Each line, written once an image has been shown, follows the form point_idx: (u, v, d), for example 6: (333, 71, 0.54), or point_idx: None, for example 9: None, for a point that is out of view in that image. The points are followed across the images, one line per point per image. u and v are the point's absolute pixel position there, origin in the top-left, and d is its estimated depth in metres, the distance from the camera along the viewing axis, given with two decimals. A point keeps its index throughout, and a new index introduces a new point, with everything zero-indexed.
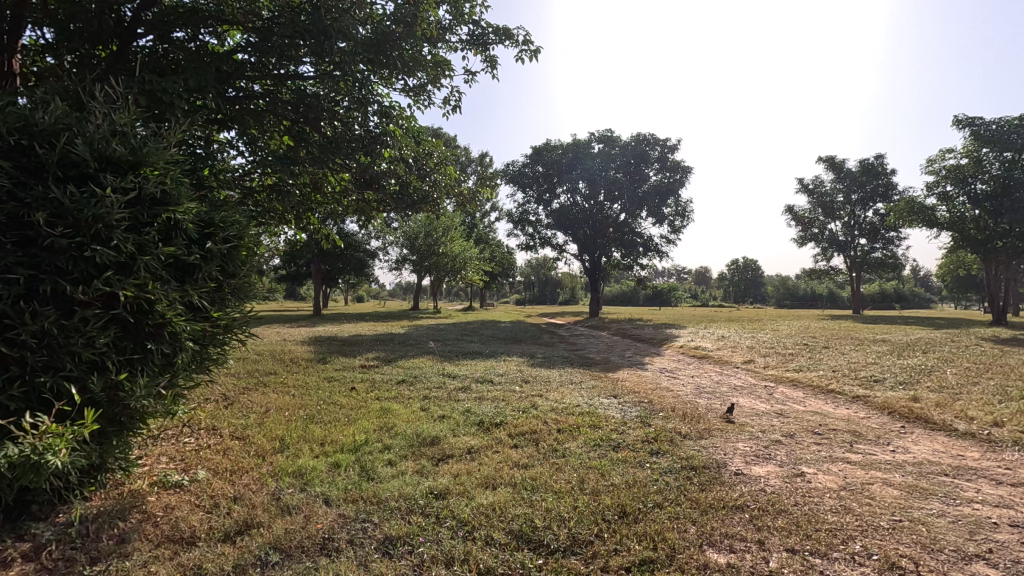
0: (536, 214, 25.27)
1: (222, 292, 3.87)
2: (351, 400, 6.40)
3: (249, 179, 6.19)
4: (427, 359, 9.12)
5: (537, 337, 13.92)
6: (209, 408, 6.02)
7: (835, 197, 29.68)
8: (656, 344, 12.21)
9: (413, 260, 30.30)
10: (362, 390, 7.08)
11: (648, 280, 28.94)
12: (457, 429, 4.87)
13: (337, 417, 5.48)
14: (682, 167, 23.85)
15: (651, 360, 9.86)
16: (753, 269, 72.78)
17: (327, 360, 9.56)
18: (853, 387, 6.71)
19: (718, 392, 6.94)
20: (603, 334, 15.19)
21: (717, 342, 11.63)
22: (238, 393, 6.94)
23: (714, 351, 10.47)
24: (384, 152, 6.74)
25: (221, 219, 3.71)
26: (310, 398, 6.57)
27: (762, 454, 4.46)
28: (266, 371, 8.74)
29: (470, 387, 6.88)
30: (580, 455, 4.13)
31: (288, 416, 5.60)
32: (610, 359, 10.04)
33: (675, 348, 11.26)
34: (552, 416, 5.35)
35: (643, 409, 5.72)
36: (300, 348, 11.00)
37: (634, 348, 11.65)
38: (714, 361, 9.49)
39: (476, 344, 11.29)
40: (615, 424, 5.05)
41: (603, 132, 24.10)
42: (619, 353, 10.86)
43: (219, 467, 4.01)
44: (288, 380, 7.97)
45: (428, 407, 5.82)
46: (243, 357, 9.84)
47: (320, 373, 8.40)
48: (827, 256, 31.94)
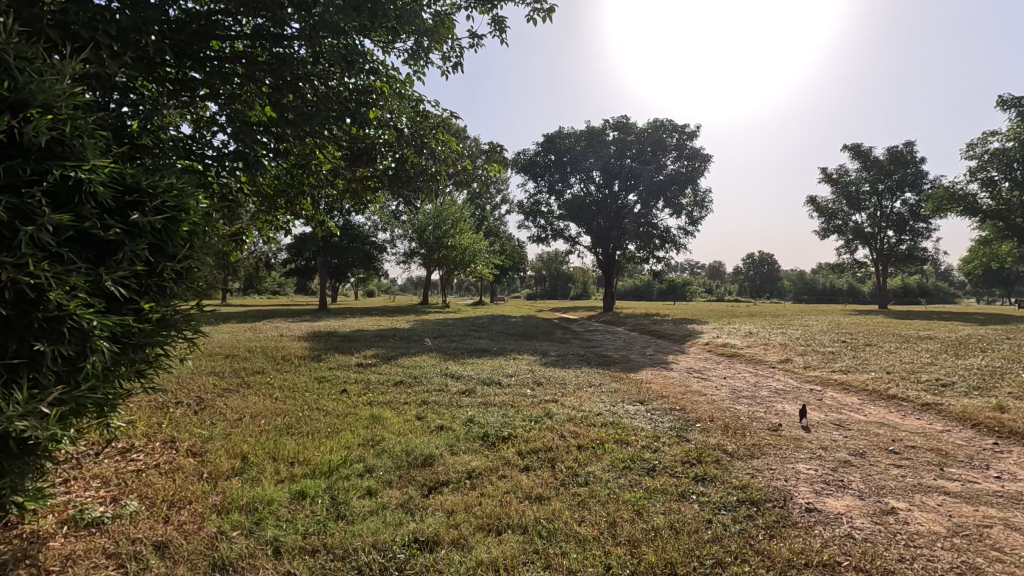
0: (548, 205, 24.38)
1: (158, 277, 3.07)
2: (338, 405, 5.61)
3: (221, 152, 5.40)
4: (431, 358, 8.31)
5: (549, 332, 13.09)
6: (176, 414, 5.29)
7: (860, 188, 28.40)
8: (679, 340, 11.33)
9: (422, 253, 29.50)
10: (354, 392, 6.32)
11: (664, 274, 27.96)
12: (457, 444, 4.05)
13: (316, 428, 4.70)
14: (702, 155, 22.77)
15: (676, 359, 8.99)
16: (769, 263, 71.22)
17: (322, 357, 8.81)
18: (918, 392, 5.80)
19: (758, 397, 6.07)
20: (620, 330, 14.30)
21: (746, 339, 10.73)
22: (215, 397, 6.21)
23: (744, 348, 9.58)
24: (373, 114, 5.75)
25: (152, 184, 2.90)
26: (294, 403, 5.82)
27: (834, 481, 3.58)
28: (255, 370, 8.05)
29: (475, 390, 6.06)
30: (607, 483, 3.30)
31: (261, 426, 4.83)
32: (631, 357, 9.16)
33: (700, 346, 10.38)
34: (570, 427, 4.52)
35: (677, 420, 4.86)
36: (295, 344, 10.27)
37: (655, 345, 10.77)
38: (746, 360, 8.59)
39: (485, 341, 10.46)
40: (646, 440, 4.20)
41: (619, 120, 23.11)
42: (639, 351, 10.01)
43: (158, 494, 3.23)
44: (276, 381, 7.25)
45: (425, 415, 5.01)
46: (232, 356, 9.14)
47: (312, 373, 7.65)
48: (851, 248, 30.63)
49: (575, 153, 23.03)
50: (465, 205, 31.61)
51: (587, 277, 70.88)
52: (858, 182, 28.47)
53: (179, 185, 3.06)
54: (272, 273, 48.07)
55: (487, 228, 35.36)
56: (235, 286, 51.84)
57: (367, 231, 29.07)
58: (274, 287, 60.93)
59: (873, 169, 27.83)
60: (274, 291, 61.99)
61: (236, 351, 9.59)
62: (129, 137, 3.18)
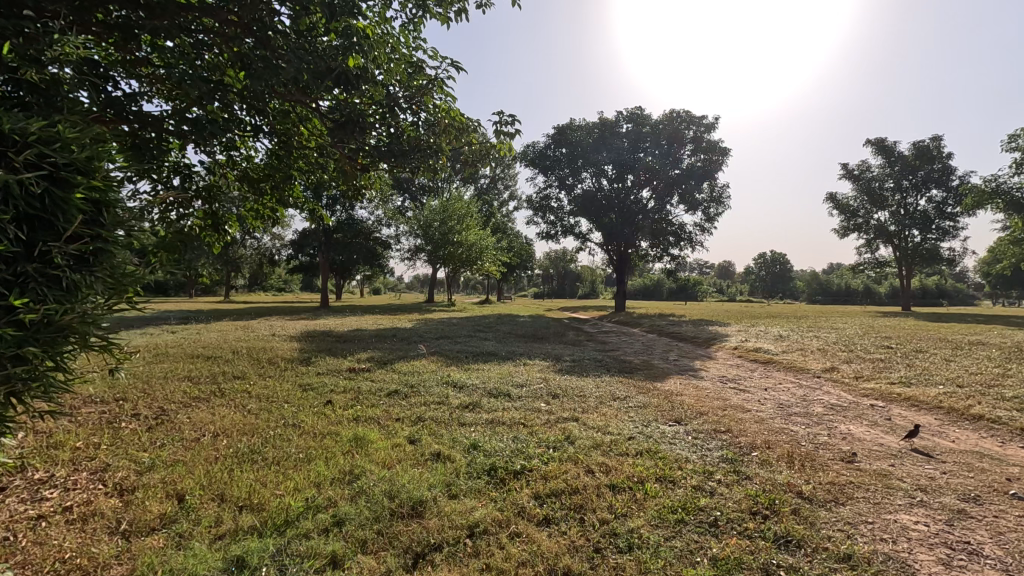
0: (559, 200, 23.43)
1: (45, 261, 2.24)
2: (318, 421, 4.76)
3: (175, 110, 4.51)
4: (432, 363, 7.43)
5: (560, 333, 12.22)
6: (123, 432, 4.43)
7: (882, 185, 27.30)
8: (702, 343, 10.42)
9: (427, 249, 28.65)
10: (339, 404, 5.45)
11: (678, 274, 26.95)
12: (456, 482, 3.16)
13: (285, 452, 3.85)
14: (720, 148, 21.68)
15: (704, 366, 8.08)
16: (781, 263, 69.84)
17: (311, 361, 7.94)
18: (1008, 412, 4.87)
19: (813, 415, 5.16)
20: (637, 331, 13.38)
21: (777, 343, 9.81)
22: (179, 408, 5.37)
23: (779, 353, 8.66)
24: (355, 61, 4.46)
25: (22, 128, 2.10)
26: (267, 417, 4.95)
27: (960, 545, 2.67)
28: (234, 375, 7.18)
29: (480, 404, 5.17)
30: (659, 551, 2.40)
31: (219, 449, 3.97)
32: (653, 363, 8.26)
33: (729, 350, 9.45)
34: (598, 458, 3.62)
35: (728, 448, 3.96)
36: (285, 345, 9.45)
37: (678, 349, 9.86)
38: (785, 368, 7.67)
39: (491, 343, 9.58)
40: (696, 478, 3.31)
41: (633, 111, 22.07)
42: (661, 356, 9.10)
43: (45, 557, 2.37)
44: (254, 388, 6.38)
45: (419, 436, 4.13)
46: (213, 359, 8.30)
47: (298, 378, 6.83)
48: (872, 247, 29.45)
49: (588, 146, 22.03)
50: (471, 200, 30.78)
51: (595, 276, 70.01)
52: (880, 178, 27.38)
53: (67, 133, 2.24)
54: (276, 269, 47.62)
55: (494, 224, 34.43)
56: (240, 281, 51.65)
57: (371, 226, 28.20)
58: (279, 284, 60.54)
59: (897, 165, 26.73)
60: (280, 287, 61.81)
61: (218, 352, 8.76)
62: (7, 68, 2.38)
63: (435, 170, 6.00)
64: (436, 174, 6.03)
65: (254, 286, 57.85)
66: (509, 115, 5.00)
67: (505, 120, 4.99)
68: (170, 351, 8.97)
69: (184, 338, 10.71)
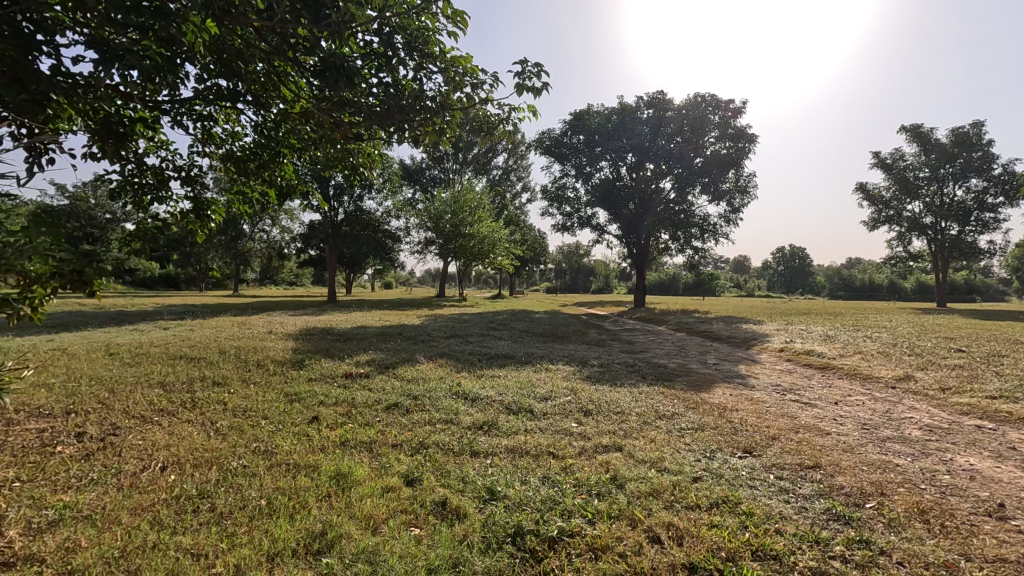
0: (575, 189, 22.37)
1: None
2: (297, 446, 3.86)
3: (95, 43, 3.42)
4: (441, 367, 6.51)
5: (581, 332, 11.21)
6: (51, 462, 3.53)
7: (916, 174, 25.93)
8: (741, 344, 9.38)
9: (438, 242, 27.78)
10: (327, 421, 4.51)
11: (700, 268, 25.76)
12: (468, 561, 2.20)
13: (243, 498, 2.92)
14: (747, 134, 20.48)
15: (751, 373, 7.05)
16: (801, 257, 67.95)
17: (303, 364, 7.01)
18: None
19: (913, 441, 4.14)
20: (664, 330, 12.37)
21: (827, 345, 8.73)
22: (136, 424, 4.49)
23: (836, 357, 7.58)
24: None
25: None
26: (236, 440, 4.04)
27: None
28: (213, 381, 6.26)
29: (497, 424, 4.22)
30: None
31: (160, 490, 3.05)
32: (693, 369, 7.23)
33: (774, 352, 8.41)
34: (661, 515, 2.63)
35: (828, 497, 2.96)
36: (280, 344, 8.59)
37: (715, 351, 8.82)
38: (847, 375, 6.65)
39: (506, 343, 8.65)
40: (810, 555, 2.30)
41: (653, 95, 20.89)
42: (698, 360, 8.07)
43: None
44: (233, 398, 5.47)
45: (420, 474, 3.18)
46: (196, 360, 7.40)
47: (286, 386, 5.97)
48: (905, 240, 28.00)
49: (607, 132, 20.89)
50: (484, 191, 29.83)
51: (608, 270, 68.79)
52: (913, 168, 26.01)
53: None
54: (287, 263, 47.20)
55: (507, 216, 33.49)
56: (251, 275, 51.33)
57: (380, 218, 27.26)
58: (290, 279, 60.40)
59: (933, 153, 25.32)
60: (292, 281, 61.83)
61: (204, 353, 7.89)
62: None
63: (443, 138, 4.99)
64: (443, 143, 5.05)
65: (267, 278, 57.82)
66: (534, 63, 3.96)
67: (529, 71, 3.97)
68: (151, 352, 8.11)
69: (174, 337, 9.92)
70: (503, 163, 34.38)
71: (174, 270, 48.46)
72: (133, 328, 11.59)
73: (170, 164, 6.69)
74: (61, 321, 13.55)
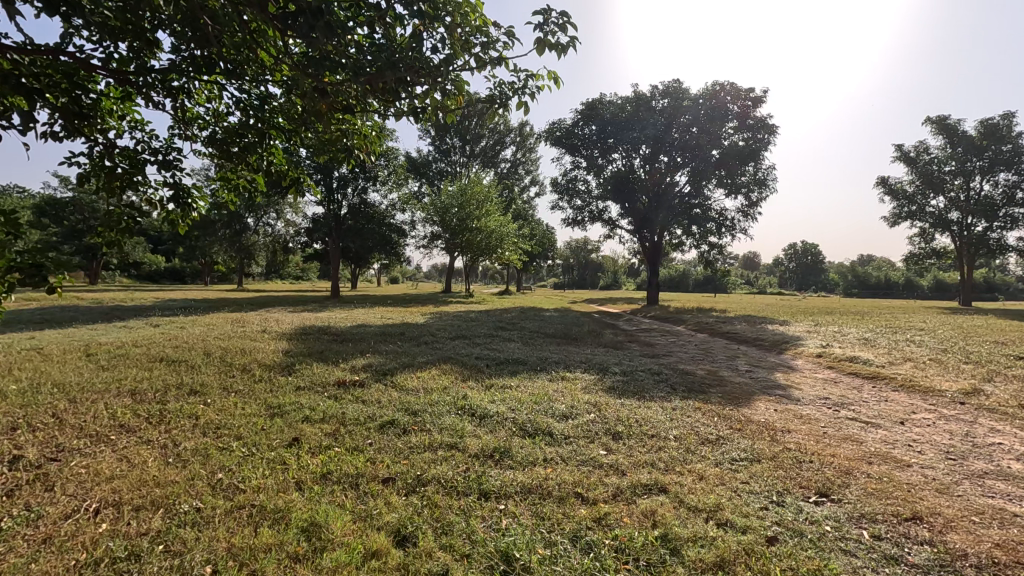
0: (587, 182, 21.61)
1: None
2: (269, 479, 3.19)
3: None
4: (445, 375, 5.81)
5: (595, 333, 10.47)
6: None
7: (941, 168, 24.93)
8: (772, 348, 8.61)
9: (444, 237, 27.14)
10: (309, 444, 3.83)
11: (714, 265, 24.97)
12: None
13: (184, 564, 2.24)
14: (768, 125, 19.61)
15: (791, 383, 6.29)
16: (813, 254, 66.75)
17: (293, 369, 6.35)
18: None
19: (1019, 478, 3.40)
20: (683, 330, 11.61)
21: (869, 350, 7.94)
22: (85, 444, 3.81)
23: (884, 365, 6.81)
24: None
25: None
26: (197, 469, 3.37)
27: None
28: (190, 389, 5.59)
29: (510, 452, 3.53)
30: None
31: (81, 547, 2.38)
32: (726, 379, 6.48)
33: (812, 358, 7.64)
34: None
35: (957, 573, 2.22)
36: (272, 345, 7.94)
37: (745, 356, 8.06)
38: (903, 387, 5.89)
39: (517, 345, 7.97)
40: None
41: (669, 84, 20.02)
42: (729, 366, 7.32)
43: None
44: (208, 410, 4.80)
45: (414, 529, 2.50)
46: (178, 363, 6.76)
47: (270, 395, 5.30)
48: (927, 236, 27.00)
49: (620, 123, 20.09)
50: (491, 184, 29.08)
51: (616, 266, 67.84)
52: (939, 161, 25.01)
53: None
54: (292, 257, 46.62)
55: (515, 210, 32.75)
56: (257, 269, 50.89)
57: (385, 211, 26.52)
58: (296, 272, 60.23)
59: (960, 145, 24.29)
60: (297, 275, 61.34)
61: (187, 355, 7.24)
62: None
63: (447, 109, 4.26)
64: (449, 116, 4.32)
65: (272, 272, 57.30)
66: (559, 13, 3.25)
67: (553, 23, 3.25)
68: (131, 353, 7.47)
69: (161, 336, 9.29)
70: (511, 156, 33.60)
71: (179, 263, 48.09)
72: (121, 325, 10.96)
73: (145, 145, 6.05)
74: (51, 316, 12.94)
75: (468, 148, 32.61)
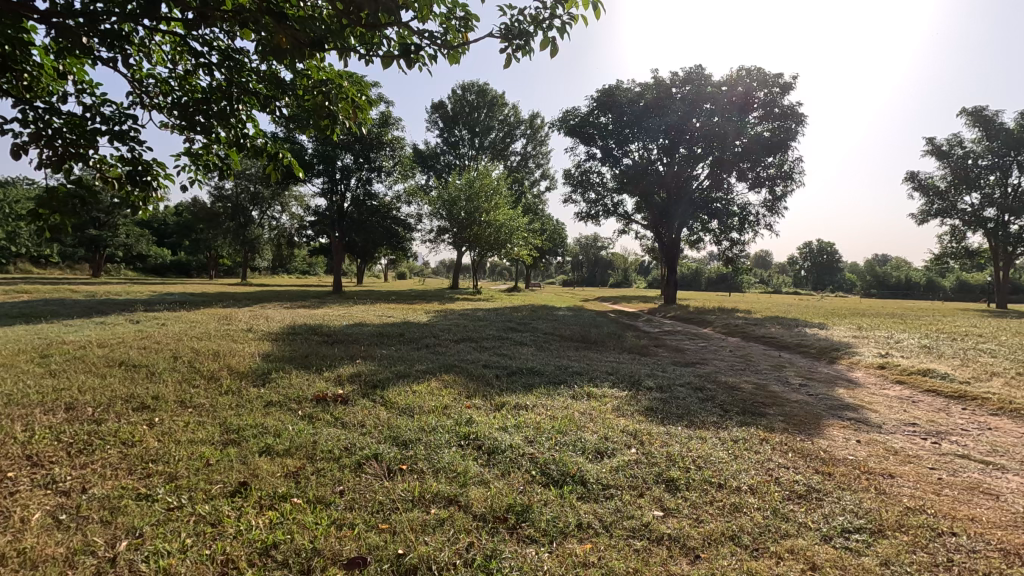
0: (602, 174, 20.56)
1: None
2: (186, 562, 2.20)
3: None
4: (446, 389, 4.84)
5: (615, 335, 9.44)
6: None
7: (975, 163, 23.62)
8: (822, 356, 7.53)
9: (452, 231, 26.22)
10: (260, 495, 2.84)
11: (735, 263, 23.84)
12: None
13: None
14: (797, 114, 18.46)
15: (861, 403, 5.23)
16: (828, 252, 65.27)
17: (268, 379, 5.38)
18: None
19: None
20: (712, 333, 10.54)
21: (938, 360, 6.85)
22: None
23: (968, 381, 5.73)
24: None
25: None
26: (87, 540, 2.36)
27: None
28: (140, 403, 4.63)
29: (532, 516, 2.54)
30: None
31: None
32: (780, 396, 5.45)
33: (873, 369, 6.57)
34: None
35: None
36: (252, 347, 6.99)
37: (793, 366, 7.00)
38: (1005, 411, 4.81)
39: (530, 351, 6.97)
40: None
41: (691, 70, 18.85)
42: (777, 379, 6.27)
43: None
44: (147, 435, 3.81)
45: None
46: (138, 368, 5.82)
47: (231, 415, 4.32)
48: (961, 233, 25.65)
49: (639, 111, 19.02)
50: (501, 177, 28.09)
51: (626, 264, 66.80)
52: (974, 155, 23.65)
53: None
54: (298, 251, 46.07)
55: (525, 205, 31.75)
56: (263, 263, 50.34)
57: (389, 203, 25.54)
58: (303, 267, 60.04)
59: (997, 138, 22.93)
60: (304, 270, 60.81)
61: (153, 358, 6.30)
62: None
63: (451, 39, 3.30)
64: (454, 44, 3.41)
65: (279, 267, 56.79)
66: None
67: None
68: (90, 355, 6.52)
69: (135, 334, 8.37)
70: (521, 149, 32.61)
71: (184, 257, 47.47)
72: (98, 321, 10.11)
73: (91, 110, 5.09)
74: (31, 310, 12.08)
75: (477, 140, 31.63)
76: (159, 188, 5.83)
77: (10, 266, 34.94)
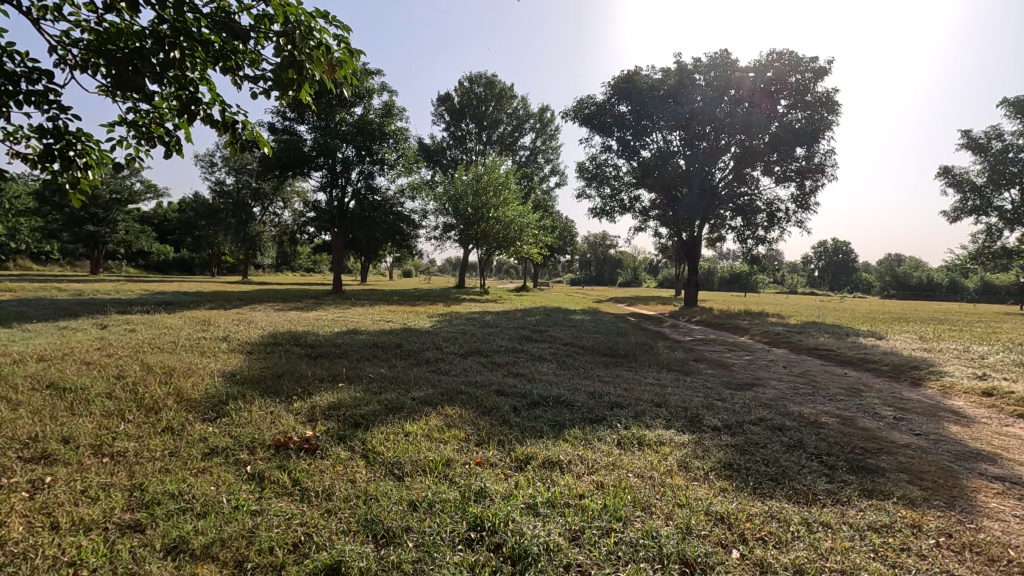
0: (618, 167, 19.31)
1: None
2: None
3: None
4: (449, 432, 3.65)
5: (645, 346, 8.17)
6: None
7: (1017, 157, 22.02)
8: (903, 377, 6.24)
9: (459, 228, 25.08)
10: None
11: (759, 262, 22.47)
12: None
13: None
14: (831, 102, 17.09)
15: (995, 450, 3.97)
16: (845, 252, 63.79)
17: (222, 413, 4.21)
18: None
19: None
20: (754, 343, 9.29)
21: None
22: None
23: None
24: None
25: None
26: None
27: None
28: (39, 450, 3.45)
29: None
30: None
31: None
32: (882, 437, 4.19)
33: (979, 398, 5.29)
34: None
35: None
36: (217, 363, 5.83)
37: (872, 390, 5.72)
38: None
39: (552, 369, 5.76)
40: None
41: (717, 54, 17.51)
42: (863, 410, 5.00)
43: None
44: (14, 513, 2.61)
45: None
46: (66, 394, 4.65)
47: (152, 472, 3.14)
48: (999, 232, 24.15)
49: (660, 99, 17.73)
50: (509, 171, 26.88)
51: (638, 264, 65.70)
52: (1014, 148, 22.13)
53: None
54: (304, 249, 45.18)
55: (535, 201, 30.48)
56: (267, 261, 49.50)
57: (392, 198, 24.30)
58: (307, 264, 59.42)
59: None
60: (309, 267, 60.01)
61: (93, 377, 5.14)
62: None
63: None
64: None
65: (283, 265, 56.01)
66: None
67: None
68: (19, 373, 5.37)
69: (91, 343, 7.23)
70: (530, 143, 31.42)
71: (187, 254, 46.59)
72: (63, 325, 9.02)
73: None
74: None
75: (485, 134, 30.49)
76: (91, 168, 4.64)
77: (9, 262, 34.26)
